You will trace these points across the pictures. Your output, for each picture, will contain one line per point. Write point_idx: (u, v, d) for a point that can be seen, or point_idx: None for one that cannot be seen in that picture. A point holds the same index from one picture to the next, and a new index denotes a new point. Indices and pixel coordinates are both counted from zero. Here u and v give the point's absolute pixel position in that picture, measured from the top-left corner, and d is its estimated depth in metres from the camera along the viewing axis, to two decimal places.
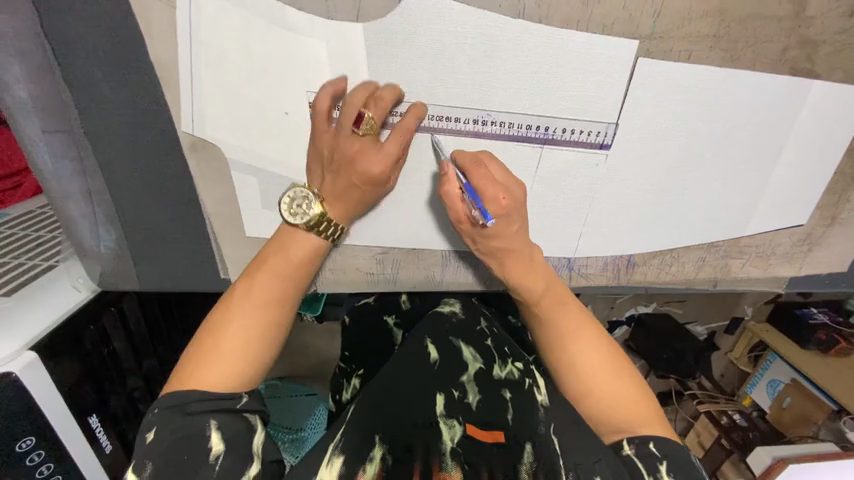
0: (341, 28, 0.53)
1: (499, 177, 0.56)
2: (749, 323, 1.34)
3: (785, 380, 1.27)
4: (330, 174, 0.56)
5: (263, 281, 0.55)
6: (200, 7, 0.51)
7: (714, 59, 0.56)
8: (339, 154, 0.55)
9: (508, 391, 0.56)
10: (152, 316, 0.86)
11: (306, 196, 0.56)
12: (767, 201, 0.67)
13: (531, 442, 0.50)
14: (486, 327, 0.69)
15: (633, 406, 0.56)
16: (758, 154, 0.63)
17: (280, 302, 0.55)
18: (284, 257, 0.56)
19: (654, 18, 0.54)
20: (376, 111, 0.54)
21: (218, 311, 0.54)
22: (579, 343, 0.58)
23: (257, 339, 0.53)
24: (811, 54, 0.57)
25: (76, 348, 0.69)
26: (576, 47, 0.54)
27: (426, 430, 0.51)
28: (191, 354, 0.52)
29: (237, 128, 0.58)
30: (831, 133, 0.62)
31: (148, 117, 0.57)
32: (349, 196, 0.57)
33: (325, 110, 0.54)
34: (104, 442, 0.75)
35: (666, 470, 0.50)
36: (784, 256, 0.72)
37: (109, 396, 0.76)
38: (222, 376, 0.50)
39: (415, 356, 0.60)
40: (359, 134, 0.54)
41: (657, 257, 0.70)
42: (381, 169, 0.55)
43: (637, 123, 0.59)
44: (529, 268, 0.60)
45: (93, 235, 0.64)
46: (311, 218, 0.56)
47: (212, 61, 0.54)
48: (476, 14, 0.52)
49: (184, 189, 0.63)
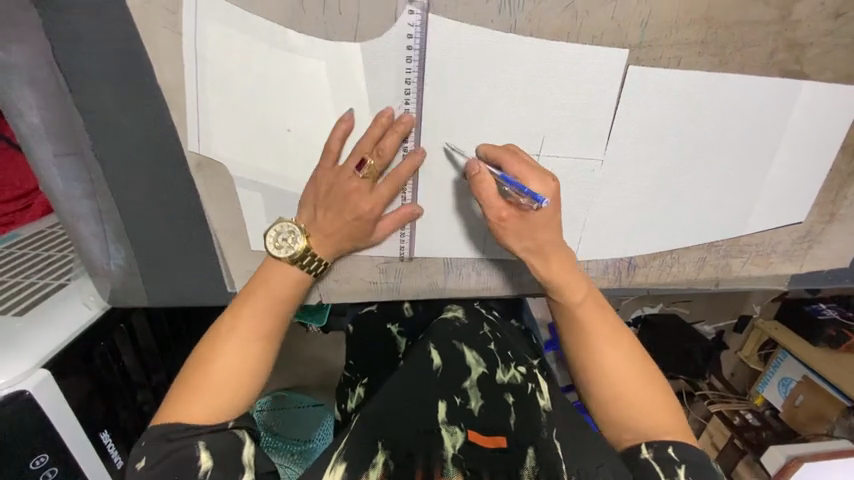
0: (339, 48, 0.55)
1: (535, 163, 0.56)
2: (756, 320, 1.36)
3: (797, 377, 1.26)
4: (325, 208, 0.58)
5: (252, 314, 0.56)
6: (204, 33, 0.53)
7: (703, 64, 0.57)
8: (335, 190, 0.57)
9: (511, 395, 0.59)
10: (161, 331, 0.88)
11: (292, 231, 0.59)
12: (764, 200, 0.68)
13: (533, 447, 0.52)
14: (489, 331, 0.70)
15: (658, 412, 0.55)
16: (752, 155, 0.64)
17: (268, 334, 0.57)
18: (272, 291, 0.58)
19: (642, 27, 0.55)
20: (378, 156, 0.56)
21: (206, 344, 0.55)
22: (610, 348, 0.57)
23: (245, 371, 0.55)
24: (799, 56, 0.58)
25: (87, 364, 0.70)
26: (568, 58, 0.56)
27: (427, 437, 0.52)
28: (183, 382, 0.54)
29: (240, 146, 0.60)
30: (824, 131, 0.63)
31: (155, 139, 0.59)
32: (339, 234, 0.60)
33: (334, 148, 0.57)
34: (115, 458, 0.76)
35: (684, 474, 0.50)
36: (785, 254, 0.73)
37: (120, 412, 0.77)
38: (208, 407, 0.52)
39: (418, 364, 0.60)
40: (360, 175, 0.56)
41: (657, 258, 0.71)
42: (372, 210, 0.58)
43: (631, 128, 0.60)
44: (570, 268, 0.58)
45: (103, 254, 0.66)
46: (296, 252, 0.58)
47: (216, 83, 0.56)
48: (469, 31, 0.54)
49: (190, 206, 0.64)
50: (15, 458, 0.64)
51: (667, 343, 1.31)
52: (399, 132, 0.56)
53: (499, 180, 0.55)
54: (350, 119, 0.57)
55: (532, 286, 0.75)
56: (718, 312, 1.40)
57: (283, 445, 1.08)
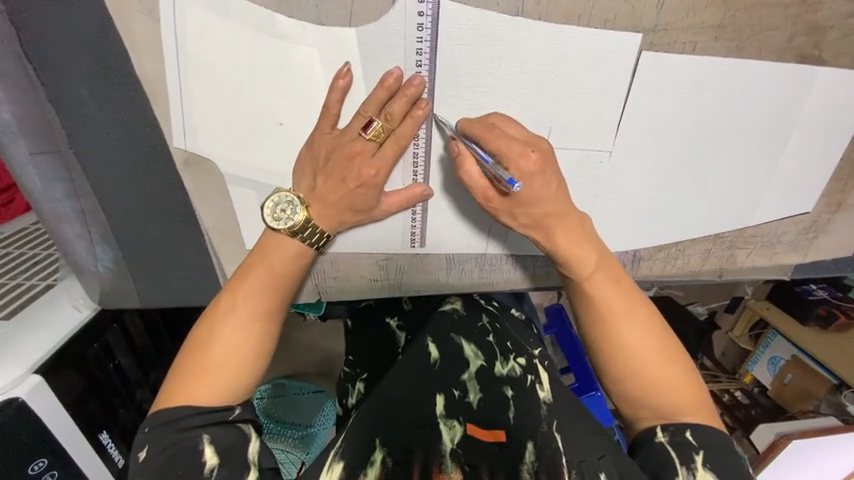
0: (334, 33, 0.50)
1: (517, 136, 0.52)
2: (748, 301, 1.35)
3: (785, 356, 1.29)
4: (324, 173, 0.54)
5: (249, 294, 0.53)
6: (185, 19, 0.49)
7: (719, 49, 0.54)
8: (335, 155, 0.52)
9: (509, 388, 0.57)
10: (156, 329, 0.86)
11: (291, 201, 0.55)
12: (772, 191, 0.66)
13: (532, 442, 0.51)
14: (488, 323, 0.68)
15: (680, 392, 0.53)
16: (764, 144, 0.62)
17: (266, 315, 0.54)
18: (269, 269, 0.54)
19: (657, 10, 0.52)
20: (386, 119, 0.52)
21: (203, 326, 0.53)
22: (629, 326, 0.54)
23: (244, 353, 0.52)
24: (818, 40, 0.55)
25: (80, 367, 0.68)
26: (577, 43, 0.52)
27: (425, 431, 0.52)
28: (180, 367, 0.51)
29: (230, 141, 0.56)
30: (839, 118, 0.61)
31: (139, 134, 0.55)
32: (341, 204, 0.55)
33: (334, 111, 0.52)
34: (116, 458, 0.75)
35: (700, 461, 0.49)
36: (790, 245, 0.72)
37: (117, 412, 0.76)
38: (210, 389, 0.50)
39: (417, 356, 0.59)
40: (364, 138, 0.52)
41: (663, 250, 0.70)
42: (377, 174, 0.53)
43: (641, 117, 0.57)
44: (579, 235, 0.55)
45: (90, 255, 0.63)
46: (295, 224, 0.55)
47: (202, 75, 0.52)
48: (473, 16, 0.50)
49: (179, 205, 0.61)
50: (13, 464, 0.63)
51: None
52: (408, 97, 0.51)
53: (479, 161, 0.53)
54: (348, 74, 0.51)
55: (536, 280, 0.73)
56: (710, 295, 1.45)
57: (284, 430, 1.10)
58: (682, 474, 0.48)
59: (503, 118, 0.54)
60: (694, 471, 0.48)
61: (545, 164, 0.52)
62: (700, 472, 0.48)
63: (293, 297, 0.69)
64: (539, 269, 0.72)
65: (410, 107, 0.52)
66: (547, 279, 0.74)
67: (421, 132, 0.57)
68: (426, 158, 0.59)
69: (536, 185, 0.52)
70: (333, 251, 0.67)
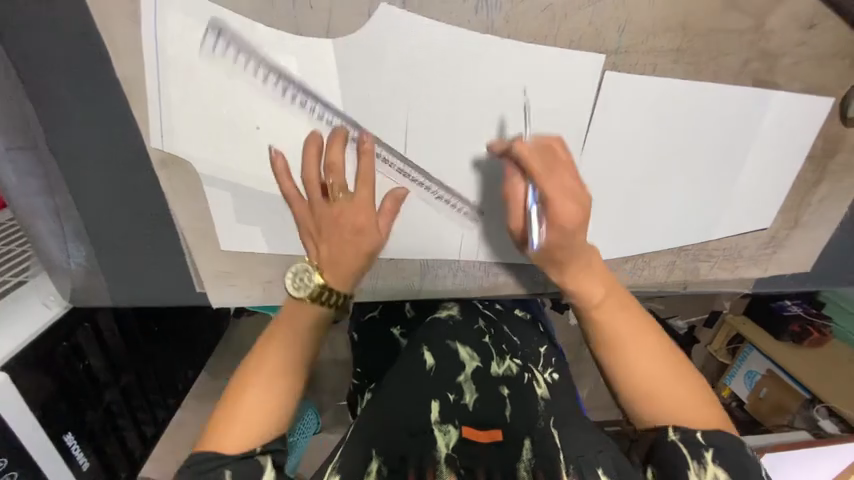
0: (312, 44, 0.51)
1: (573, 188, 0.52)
2: (725, 316, 1.45)
3: (761, 370, 1.38)
4: (324, 243, 0.53)
5: (276, 346, 0.55)
6: (165, 22, 0.50)
7: (678, 72, 0.58)
8: (324, 224, 0.52)
9: (506, 387, 0.63)
10: (130, 334, 0.85)
11: (306, 269, 0.55)
12: (733, 208, 0.69)
13: (529, 438, 0.57)
14: (484, 325, 0.74)
15: (690, 404, 0.55)
16: (723, 163, 0.65)
17: (293, 363, 0.55)
18: (290, 323, 0.56)
19: (619, 33, 0.55)
20: (335, 172, 0.52)
21: (236, 375, 0.55)
22: (637, 352, 0.57)
23: (275, 399, 0.53)
24: (771, 66, 0.59)
25: (47, 364, 0.70)
26: (545, 61, 0.55)
27: (421, 437, 0.56)
28: (217, 411, 0.53)
29: (207, 143, 0.56)
30: (795, 139, 0.64)
31: (116, 134, 0.56)
32: (348, 257, 0.53)
33: (291, 192, 0.55)
34: (80, 459, 0.78)
35: (711, 458, 0.50)
36: (750, 258, 0.75)
37: (85, 411, 0.78)
38: (243, 434, 0.51)
39: (413, 366, 0.64)
40: (332, 199, 0.52)
41: (630, 262, 0.72)
42: (364, 215, 0.51)
43: (606, 134, 0.60)
44: (586, 271, 0.57)
45: (62, 252, 0.64)
46: (313, 290, 0.54)
47: (180, 78, 0.52)
48: (446, 32, 0.52)
49: (155, 205, 0.61)
50: None
51: None
52: (337, 143, 0.53)
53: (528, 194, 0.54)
54: (281, 155, 0.57)
55: (509, 288, 0.75)
56: (691, 307, 1.47)
57: None
58: (694, 469, 0.50)
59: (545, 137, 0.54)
60: (705, 465, 0.50)
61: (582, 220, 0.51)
62: (711, 466, 0.49)
63: (266, 298, 0.70)
64: (512, 277, 0.74)
65: (342, 147, 0.53)
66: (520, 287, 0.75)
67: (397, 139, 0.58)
68: (398, 163, 0.60)
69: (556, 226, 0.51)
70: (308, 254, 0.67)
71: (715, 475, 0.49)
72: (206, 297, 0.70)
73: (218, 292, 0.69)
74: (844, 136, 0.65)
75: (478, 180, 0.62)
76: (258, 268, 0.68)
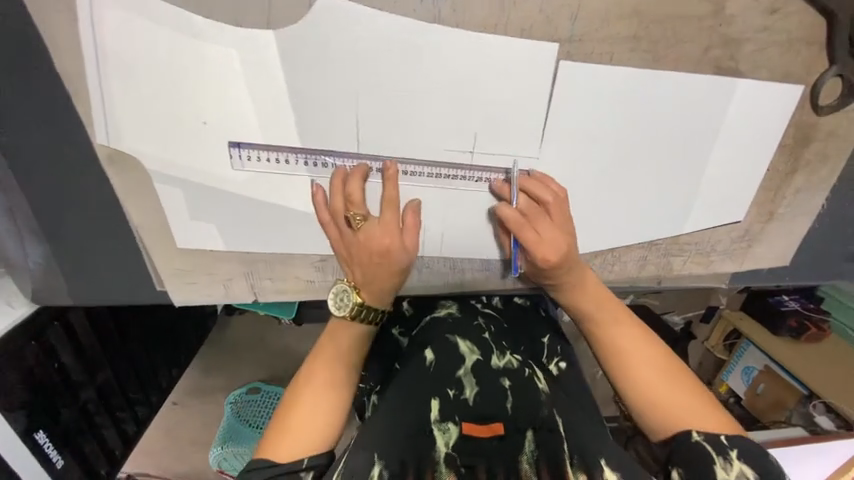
0: (251, 36, 0.50)
1: (549, 232, 0.59)
2: (724, 312, 1.42)
3: (758, 366, 1.37)
4: (356, 267, 0.61)
5: (326, 366, 0.63)
6: (100, 15, 0.48)
7: (635, 60, 0.56)
8: (354, 252, 0.59)
9: (506, 380, 0.73)
10: (106, 333, 0.86)
11: (344, 289, 0.64)
12: (702, 201, 0.67)
13: (531, 430, 0.66)
14: (482, 322, 0.82)
15: (692, 407, 0.61)
16: (688, 155, 0.63)
17: (340, 380, 0.63)
18: (338, 347, 0.64)
19: (572, 21, 0.53)
20: (354, 204, 0.58)
21: (290, 391, 0.62)
22: (635, 359, 0.65)
23: (326, 412, 0.60)
24: (734, 53, 0.57)
25: (18, 363, 0.71)
26: (496, 52, 0.54)
27: (423, 437, 0.62)
28: (272, 425, 0.60)
29: (154, 139, 0.55)
30: (764, 128, 0.62)
31: (61, 130, 0.55)
32: (384, 277, 0.60)
33: (325, 225, 0.60)
34: (55, 458, 0.79)
35: (736, 455, 0.56)
36: (724, 253, 0.73)
37: (59, 410, 0.79)
38: (295, 445, 0.57)
39: (419, 365, 0.73)
40: (356, 229, 0.58)
41: (598, 258, 0.71)
42: (386, 236, 0.57)
43: (564, 127, 0.59)
44: (578, 285, 0.68)
45: (20, 250, 0.63)
46: (352, 307, 0.63)
47: (118, 72, 0.51)
48: (389, 21, 0.51)
49: (109, 203, 0.61)
50: None
51: None
52: (359, 176, 0.57)
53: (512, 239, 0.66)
54: (319, 190, 0.59)
55: (476, 285, 0.73)
56: (685, 303, 1.42)
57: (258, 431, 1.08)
58: (719, 464, 0.55)
59: (528, 179, 0.60)
60: (730, 460, 0.55)
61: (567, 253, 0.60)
62: (736, 462, 0.55)
63: (226, 296, 0.69)
64: (478, 273, 0.72)
65: (362, 180, 0.58)
66: (487, 284, 0.73)
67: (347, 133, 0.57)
68: (348, 159, 0.59)
69: (548, 252, 0.59)
70: (268, 251, 0.66)
71: (740, 469, 0.54)
72: (167, 295, 0.68)
73: (178, 291, 0.68)
74: (817, 125, 0.63)
75: (433, 176, 0.61)
76: (218, 266, 0.67)
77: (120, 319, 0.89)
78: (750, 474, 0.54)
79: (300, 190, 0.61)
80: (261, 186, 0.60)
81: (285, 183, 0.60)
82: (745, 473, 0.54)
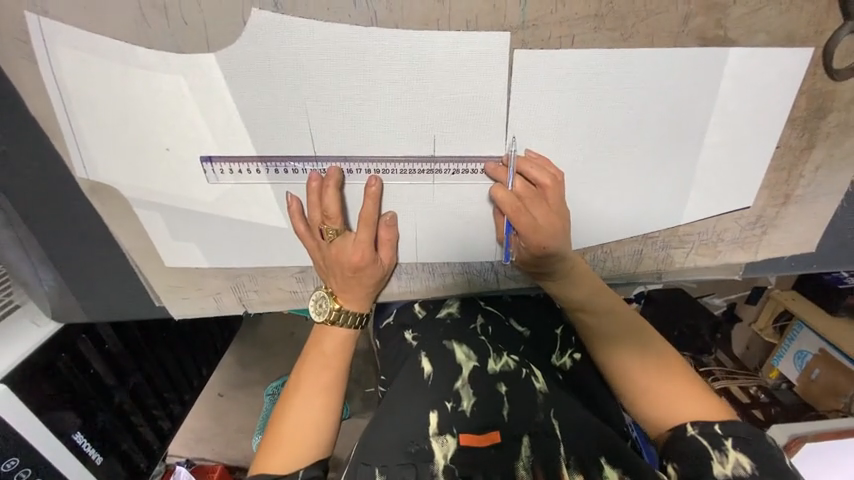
0: (195, 60, 0.51)
1: (543, 221, 0.57)
2: (771, 291, 1.23)
3: (813, 350, 1.16)
4: (330, 275, 0.62)
5: (311, 374, 0.63)
6: (58, 61, 0.51)
7: (601, 41, 0.51)
8: (327, 261, 0.61)
9: (504, 384, 0.66)
10: (134, 341, 0.82)
11: (323, 296, 0.64)
12: (701, 186, 0.60)
13: (528, 436, 0.60)
14: (479, 325, 0.76)
15: (689, 398, 0.59)
16: (678, 138, 0.56)
17: (327, 389, 0.62)
18: (322, 353, 0.64)
19: (521, 6, 0.49)
20: (328, 217, 0.58)
21: (281, 402, 0.63)
22: (627, 349, 0.63)
23: (314, 422, 0.60)
24: (720, 19, 0.50)
25: (51, 377, 0.68)
26: (442, 49, 0.51)
27: (419, 455, 0.58)
28: (266, 437, 0.61)
29: (127, 168, 0.58)
30: (765, 99, 0.54)
31: (47, 166, 0.59)
32: (357, 288, 0.63)
33: (301, 230, 0.60)
34: (96, 456, 0.76)
35: (731, 444, 0.54)
36: (734, 242, 0.66)
37: (95, 413, 0.75)
38: (284, 457, 0.58)
39: (412, 374, 0.68)
40: (330, 242, 0.59)
41: (588, 254, 0.66)
42: (360, 254, 0.59)
43: (531, 120, 0.55)
44: (575, 274, 0.63)
45: (35, 277, 0.68)
46: (331, 313, 0.64)
47: (85, 110, 0.54)
48: (325, 31, 0.50)
49: (99, 230, 0.64)
50: None
51: (666, 324, 1.16)
52: (332, 186, 0.57)
53: (506, 227, 0.62)
54: (294, 200, 0.60)
55: (459, 287, 0.70)
56: (727, 286, 1.28)
57: None
58: (716, 458, 0.53)
59: (525, 159, 0.56)
60: (726, 451, 0.53)
61: (563, 240, 0.58)
62: (731, 452, 0.53)
63: (218, 309, 0.71)
64: (459, 276, 0.69)
65: (338, 192, 0.58)
66: (470, 285, 0.70)
67: (307, 147, 0.56)
68: (305, 170, 0.58)
69: (539, 241, 0.57)
70: (249, 265, 0.68)
71: (736, 459, 0.53)
72: (166, 310, 0.72)
73: (175, 306, 0.71)
74: (836, 91, 0.55)
75: (397, 174, 0.58)
76: (206, 281, 0.69)
77: (147, 331, 0.85)
78: (745, 464, 0.52)
79: (268, 205, 0.61)
80: (233, 202, 0.61)
81: (253, 198, 0.60)
82: (741, 462, 0.52)
